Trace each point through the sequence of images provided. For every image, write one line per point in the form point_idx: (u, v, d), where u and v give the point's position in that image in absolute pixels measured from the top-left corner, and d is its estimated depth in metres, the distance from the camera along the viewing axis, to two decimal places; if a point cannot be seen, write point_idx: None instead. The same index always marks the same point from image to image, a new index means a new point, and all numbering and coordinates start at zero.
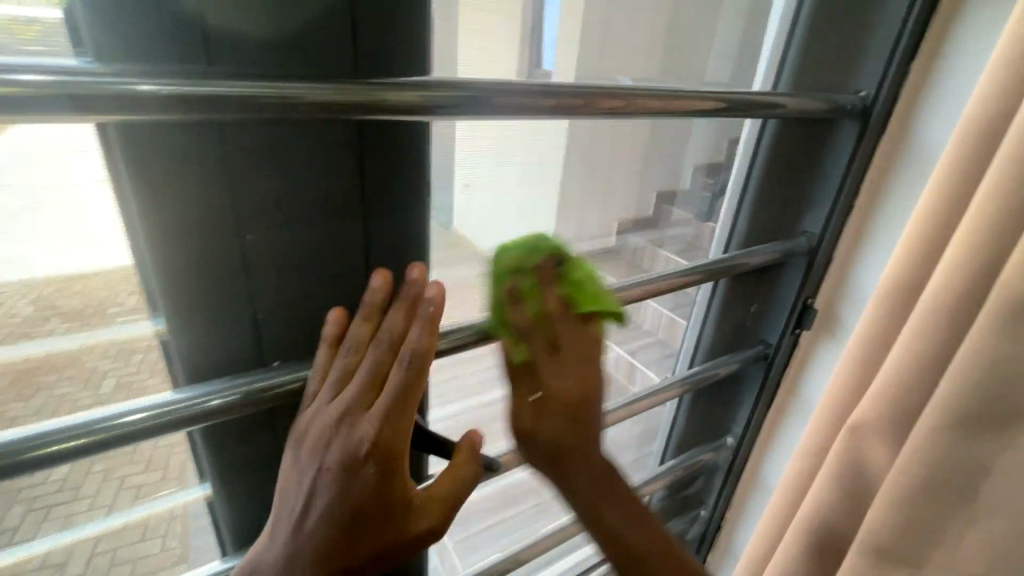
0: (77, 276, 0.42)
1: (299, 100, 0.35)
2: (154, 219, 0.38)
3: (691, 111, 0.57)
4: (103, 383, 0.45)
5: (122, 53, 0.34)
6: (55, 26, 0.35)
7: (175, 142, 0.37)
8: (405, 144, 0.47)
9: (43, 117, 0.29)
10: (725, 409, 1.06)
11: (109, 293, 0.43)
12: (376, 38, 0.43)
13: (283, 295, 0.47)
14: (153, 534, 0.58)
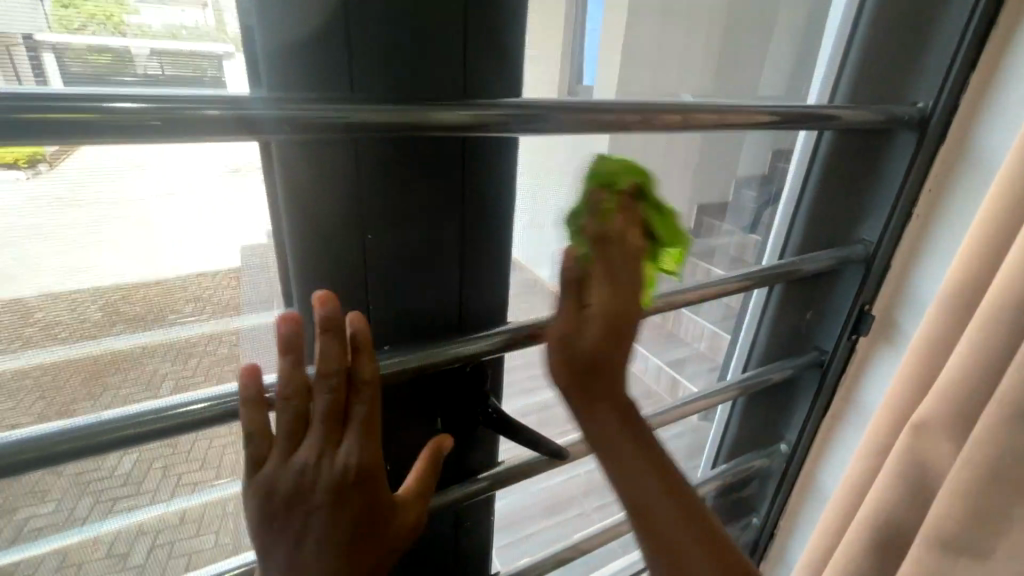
0: (143, 283, 0.44)
1: (377, 123, 0.38)
2: (295, 224, 0.45)
3: (749, 124, 0.56)
4: (163, 384, 0.47)
5: (282, 83, 0.39)
6: (129, 57, 0.37)
7: (319, 154, 0.43)
8: (495, 160, 0.51)
9: (121, 131, 0.32)
10: (780, 414, 1.03)
11: (168, 302, 0.45)
12: (475, 61, 0.45)
13: (387, 292, 0.52)
14: (208, 528, 0.60)
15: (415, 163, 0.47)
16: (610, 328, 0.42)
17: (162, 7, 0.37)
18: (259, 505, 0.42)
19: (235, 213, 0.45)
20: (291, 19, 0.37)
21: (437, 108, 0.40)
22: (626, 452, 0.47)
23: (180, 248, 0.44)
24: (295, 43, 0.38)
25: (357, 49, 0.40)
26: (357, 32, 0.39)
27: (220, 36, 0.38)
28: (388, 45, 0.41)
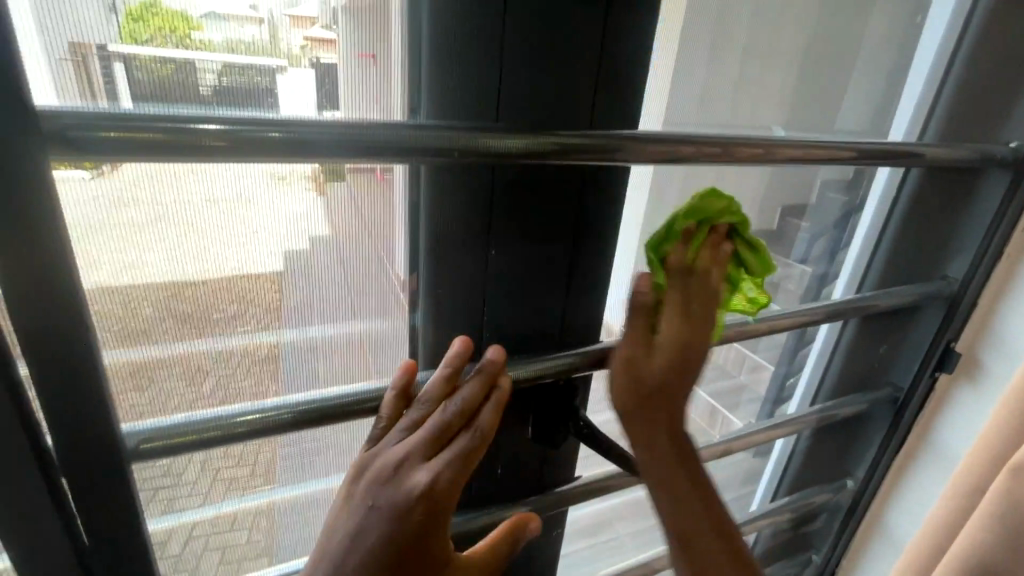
0: (188, 282, 0.46)
1: (478, 147, 0.41)
2: (438, 227, 0.51)
3: (829, 160, 0.57)
4: (207, 381, 0.49)
5: (439, 104, 0.46)
6: (188, 65, 0.39)
7: (467, 173, 0.49)
8: (609, 194, 0.56)
9: (197, 147, 0.34)
10: (848, 449, 1.01)
11: (213, 302, 0.47)
12: (605, 95, 0.50)
13: (512, 304, 0.58)
14: (241, 525, 0.62)
15: (546, 185, 0.52)
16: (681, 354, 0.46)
17: (225, 24, 0.39)
18: (345, 488, 0.44)
19: (275, 220, 0.47)
20: (455, 49, 0.44)
21: (552, 136, 0.43)
22: (675, 492, 0.48)
23: (224, 249, 0.46)
24: (451, 71, 0.44)
25: (507, 77, 0.46)
26: (514, 60, 0.45)
27: (272, 51, 0.41)
28: (525, 74, 0.46)
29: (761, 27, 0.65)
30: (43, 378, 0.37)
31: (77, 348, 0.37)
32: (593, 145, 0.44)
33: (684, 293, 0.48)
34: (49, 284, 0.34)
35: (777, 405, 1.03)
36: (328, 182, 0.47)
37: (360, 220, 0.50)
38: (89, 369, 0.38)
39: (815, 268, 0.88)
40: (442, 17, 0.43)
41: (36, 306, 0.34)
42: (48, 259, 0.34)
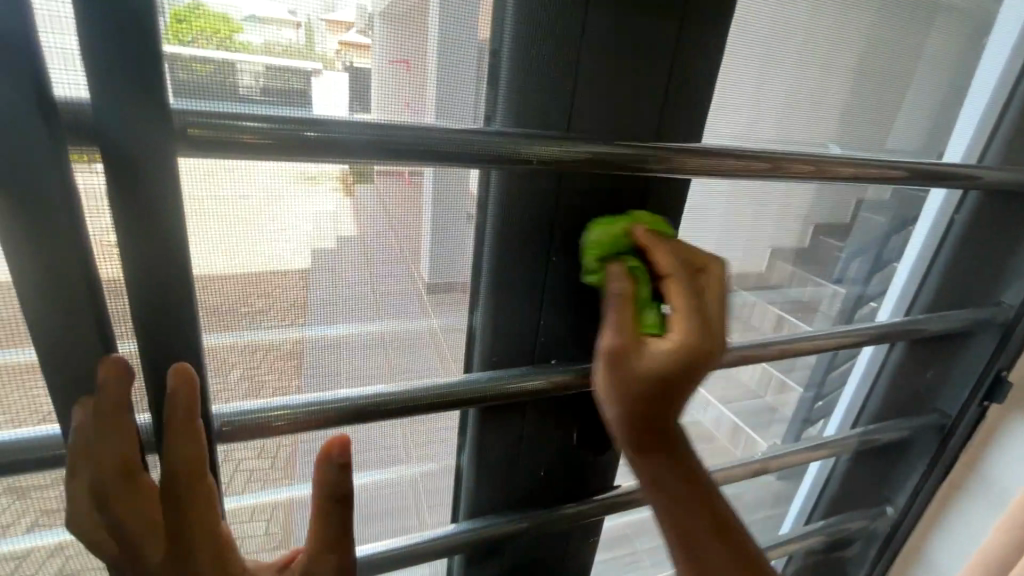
0: (219, 275, 0.47)
1: (553, 158, 0.45)
2: (505, 236, 0.55)
3: (879, 178, 0.60)
4: (232, 372, 0.51)
5: (512, 114, 0.50)
6: (230, 65, 0.40)
7: (537, 181, 0.53)
8: (673, 207, 0.60)
9: (240, 145, 0.37)
10: (889, 477, 1.01)
11: (241, 296, 0.48)
12: (673, 111, 0.54)
13: (566, 312, 0.61)
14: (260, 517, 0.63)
15: (609, 202, 0.57)
16: (688, 362, 0.46)
17: (262, 26, 0.40)
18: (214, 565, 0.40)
19: (304, 215, 0.48)
20: (532, 62, 0.48)
21: (617, 145, 0.47)
22: (659, 464, 0.52)
23: (256, 243, 0.47)
24: (529, 87, 0.49)
25: (579, 93, 0.50)
26: (585, 78, 0.50)
27: (310, 54, 0.43)
28: (597, 94, 0.50)
29: (815, 41, 0.64)
30: (153, 362, 0.40)
31: (175, 337, 0.40)
32: (648, 153, 0.48)
33: (689, 275, 0.48)
34: (163, 281, 0.37)
35: (802, 426, 1.01)
36: (355, 183, 0.49)
37: (387, 219, 0.51)
38: (185, 356, 0.40)
39: (849, 290, 0.86)
40: (524, 40, 0.47)
41: (149, 298, 0.37)
42: (161, 258, 0.36)
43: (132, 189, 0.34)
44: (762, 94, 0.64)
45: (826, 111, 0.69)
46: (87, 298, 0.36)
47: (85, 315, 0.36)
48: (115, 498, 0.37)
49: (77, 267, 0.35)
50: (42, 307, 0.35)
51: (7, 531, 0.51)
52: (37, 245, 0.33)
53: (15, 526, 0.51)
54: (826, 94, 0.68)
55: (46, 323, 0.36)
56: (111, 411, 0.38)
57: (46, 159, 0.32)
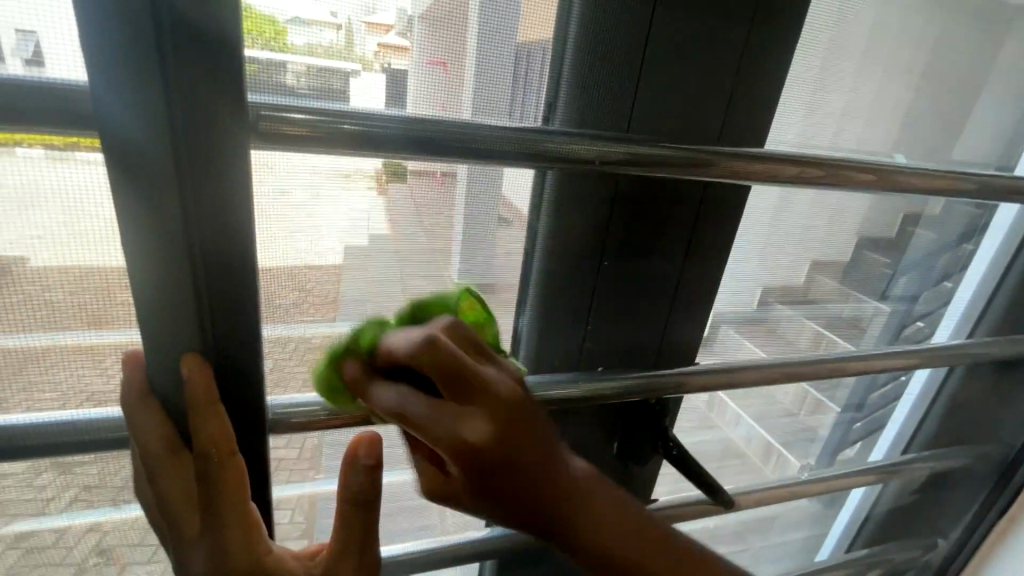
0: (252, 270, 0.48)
1: (617, 157, 0.47)
2: (556, 238, 0.58)
3: (947, 189, 0.61)
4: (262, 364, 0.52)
5: (575, 116, 0.52)
6: (272, 65, 0.40)
7: (590, 182, 0.55)
8: (727, 212, 0.62)
9: (313, 139, 0.39)
10: (936, 502, 1.01)
11: (272, 290, 0.49)
12: (737, 117, 0.56)
13: (614, 313, 0.64)
14: (284, 506, 0.64)
15: (659, 205, 0.59)
16: (455, 454, 0.47)
17: (306, 28, 0.41)
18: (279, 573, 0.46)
19: (339, 214, 0.49)
20: (595, 69, 0.50)
21: (672, 148, 0.49)
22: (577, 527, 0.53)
23: (291, 240, 0.48)
24: (590, 90, 0.51)
25: (641, 98, 0.53)
26: (649, 82, 0.52)
27: (349, 54, 0.43)
28: (660, 99, 0.53)
29: (883, 52, 0.62)
30: (213, 343, 0.42)
31: (229, 320, 0.41)
32: (698, 159, 0.49)
33: (441, 367, 0.46)
34: (230, 271, 0.39)
35: (837, 449, 0.97)
36: (388, 181, 0.49)
37: (418, 220, 0.52)
38: (242, 336, 0.42)
39: (895, 308, 0.83)
40: (588, 52, 0.50)
41: (215, 286, 0.39)
42: (220, 245, 0.38)
43: (196, 179, 0.35)
44: (815, 104, 0.62)
45: (879, 123, 0.67)
46: (176, 281, 0.38)
47: (180, 295, 0.39)
48: (171, 469, 0.44)
49: (173, 254, 0.37)
50: (140, 284, 0.38)
51: (50, 504, 0.53)
52: (146, 230, 0.36)
53: (59, 500, 0.53)
54: (882, 105, 0.66)
55: (144, 298, 0.39)
56: (203, 403, 0.42)
57: (138, 153, 0.34)
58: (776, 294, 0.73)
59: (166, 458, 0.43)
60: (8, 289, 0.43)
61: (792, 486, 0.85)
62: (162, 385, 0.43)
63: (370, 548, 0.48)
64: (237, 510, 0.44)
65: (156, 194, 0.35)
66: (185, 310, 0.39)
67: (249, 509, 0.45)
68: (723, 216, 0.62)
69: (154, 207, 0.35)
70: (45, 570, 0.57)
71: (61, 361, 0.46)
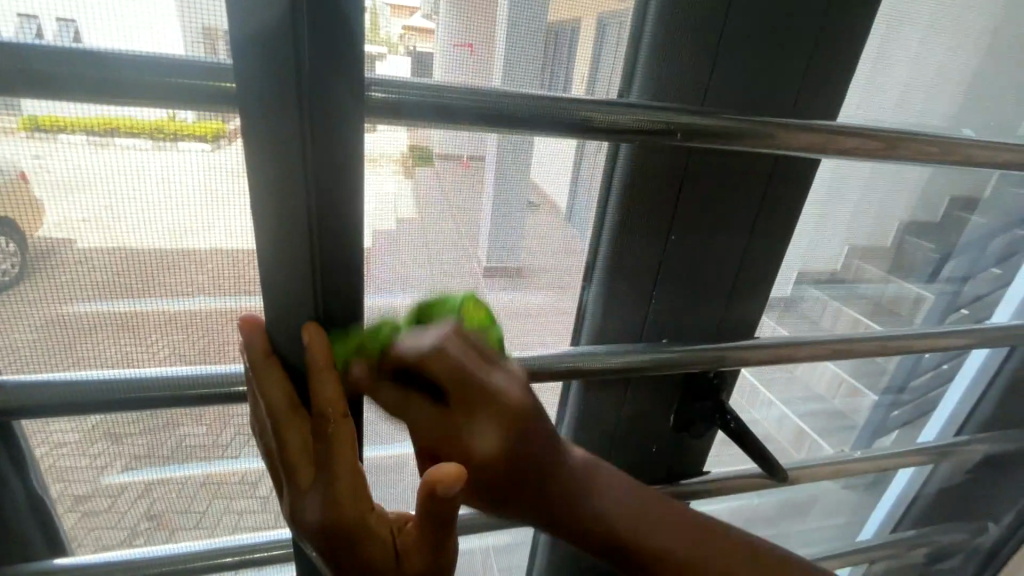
0: None
1: (682, 131, 0.46)
2: (624, 213, 0.58)
3: (1012, 164, 0.58)
4: None
5: (648, 90, 0.52)
6: None
7: (662, 157, 0.55)
8: (802, 183, 0.60)
9: (397, 113, 0.39)
10: (981, 491, 0.99)
11: None
12: (812, 87, 0.55)
13: (675, 293, 0.64)
14: None
15: (734, 179, 0.58)
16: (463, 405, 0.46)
17: None
18: (372, 545, 0.42)
19: (368, 200, 0.49)
20: (670, 44, 0.50)
21: (747, 120, 0.48)
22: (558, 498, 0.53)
23: None
24: (664, 63, 0.51)
25: (718, 70, 0.52)
26: (730, 52, 0.52)
27: (374, 38, 0.42)
28: (734, 73, 0.53)
29: (945, 18, 0.58)
30: (329, 312, 0.42)
31: (347, 301, 0.42)
32: (772, 131, 0.48)
33: (455, 374, 0.44)
34: (349, 252, 0.39)
35: (876, 434, 0.95)
36: (415, 165, 0.49)
37: (447, 203, 0.52)
38: (353, 306, 0.42)
39: (944, 290, 0.80)
40: (673, 25, 0.49)
41: (334, 266, 0.39)
42: (342, 227, 0.38)
43: (332, 160, 0.35)
44: (870, 75, 0.58)
45: (938, 95, 0.63)
46: (298, 256, 0.38)
47: (300, 274, 0.39)
48: (291, 424, 0.41)
49: (299, 233, 0.37)
50: (267, 262, 0.39)
51: (106, 469, 0.57)
52: (270, 211, 0.36)
53: (112, 467, 0.57)
54: (941, 79, 0.62)
55: (269, 277, 0.39)
56: (323, 364, 0.39)
57: (272, 138, 0.33)
58: (811, 276, 0.70)
59: (287, 412, 0.42)
60: (56, 269, 0.45)
61: (830, 469, 0.84)
62: (284, 338, 0.42)
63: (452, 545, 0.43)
64: (348, 466, 0.40)
65: (280, 168, 0.34)
66: (302, 289, 0.40)
67: (362, 472, 0.41)
68: (792, 189, 0.60)
69: (283, 190, 0.35)
70: (101, 532, 0.60)
71: (106, 337, 0.49)
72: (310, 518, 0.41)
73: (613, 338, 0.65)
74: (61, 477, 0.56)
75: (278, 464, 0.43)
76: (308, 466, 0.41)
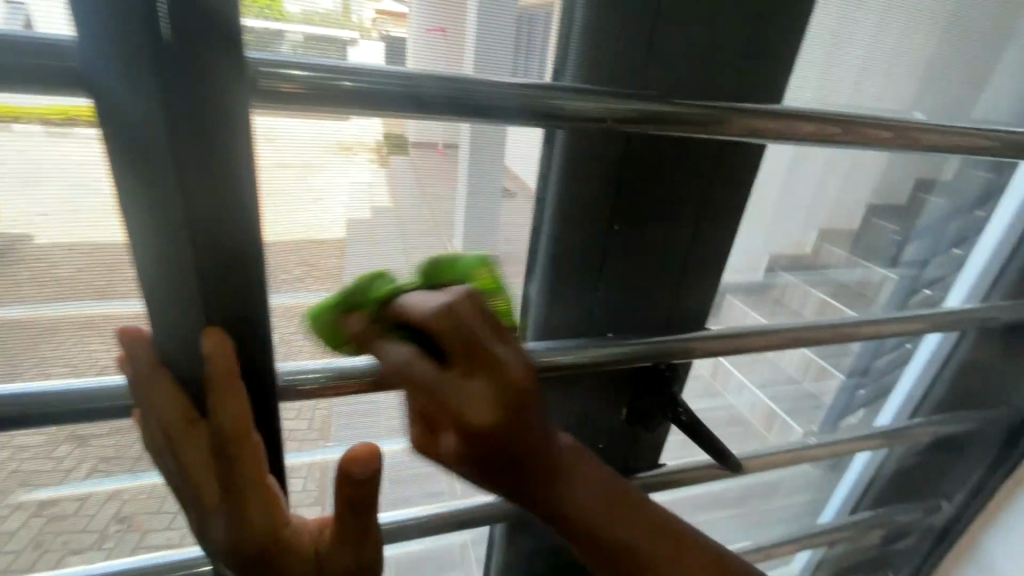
0: (270, 240, 0.48)
1: (630, 116, 0.46)
2: (563, 202, 0.56)
3: (964, 148, 0.60)
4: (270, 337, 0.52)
5: (582, 70, 0.50)
6: (271, 34, 0.40)
7: (601, 142, 0.53)
8: (748, 169, 0.59)
9: (354, 103, 0.38)
10: (940, 467, 1.04)
11: (281, 263, 0.49)
12: (767, 71, 0.55)
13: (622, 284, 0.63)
14: (297, 473, 0.65)
15: (681, 169, 0.57)
16: (507, 406, 0.47)
17: None
18: (292, 558, 0.45)
19: (341, 187, 0.49)
20: (603, 25, 0.48)
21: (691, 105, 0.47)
22: (574, 488, 0.53)
23: (292, 213, 0.48)
24: (597, 41, 0.49)
25: (654, 50, 0.51)
26: (664, 32, 0.50)
27: (346, 23, 0.43)
28: (671, 52, 0.51)
29: (901, 5, 0.60)
30: (213, 307, 0.40)
31: (244, 288, 0.40)
32: (719, 117, 0.48)
33: (467, 331, 0.44)
34: (241, 246, 0.38)
35: (841, 414, 0.98)
36: (391, 153, 0.49)
37: (421, 191, 0.52)
38: (243, 297, 0.40)
39: (904, 273, 0.82)
40: (603, 6, 0.48)
41: (226, 260, 0.38)
42: (226, 219, 0.37)
43: (200, 147, 0.34)
44: (830, 61, 0.60)
45: (895, 82, 0.65)
46: (178, 249, 0.37)
47: (184, 265, 0.37)
48: (187, 444, 0.42)
49: (177, 225, 0.36)
50: (145, 257, 0.37)
51: (70, 473, 0.55)
52: (145, 208, 0.35)
53: (78, 470, 0.55)
54: (900, 63, 0.64)
55: (152, 278, 0.38)
56: (223, 377, 0.40)
57: (133, 131, 0.33)
58: (782, 262, 0.72)
59: (183, 428, 0.42)
60: (14, 265, 0.43)
61: (801, 450, 0.86)
62: (173, 351, 0.41)
63: (371, 540, 0.46)
64: (255, 479, 0.43)
65: (149, 155, 0.33)
66: (187, 280, 0.38)
67: (269, 484, 0.44)
68: (740, 177, 0.59)
69: (146, 182, 0.34)
70: (69, 536, 0.58)
71: (69, 337, 0.47)
72: (222, 532, 0.43)
73: (560, 330, 0.64)
74: (23, 482, 0.54)
75: (180, 486, 0.44)
76: (211, 485, 0.43)
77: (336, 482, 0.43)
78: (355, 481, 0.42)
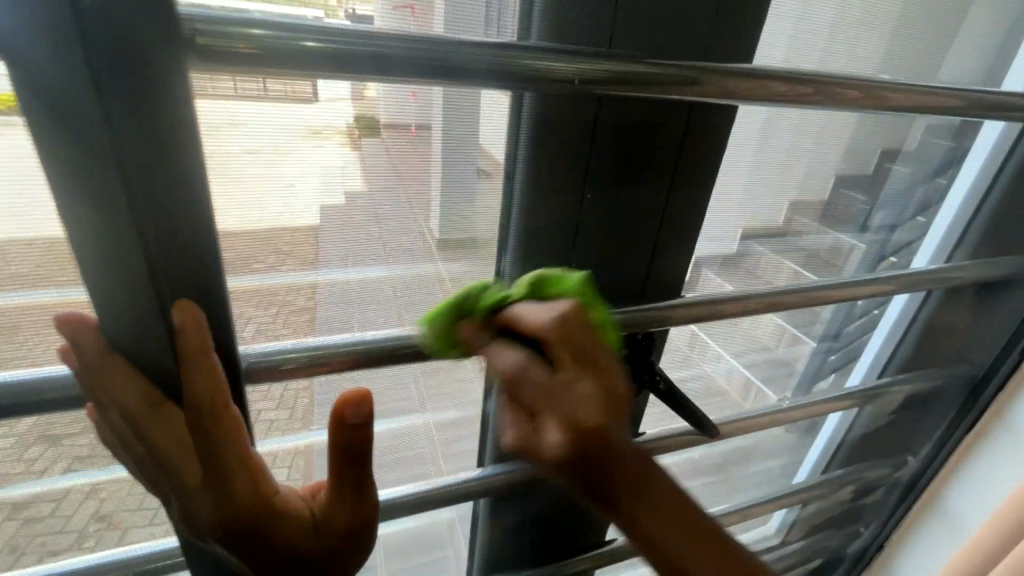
0: (229, 232, 0.46)
1: (596, 76, 0.45)
2: (535, 172, 0.55)
3: (929, 108, 0.61)
4: (246, 327, 0.51)
5: (552, 29, 0.48)
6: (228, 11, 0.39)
7: (570, 109, 0.52)
8: (720, 134, 0.59)
9: (313, 69, 0.38)
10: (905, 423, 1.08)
11: (254, 251, 0.48)
12: (732, 34, 0.53)
13: (597, 253, 0.62)
14: (281, 463, 0.64)
15: (651, 135, 0.56)
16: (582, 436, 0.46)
17: None
18: (293, 519, 0.45)
19: (312, 170, 0.47)
20: None
21: (657, 66, 0.47)
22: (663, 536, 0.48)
23: (263, 199, 0.47)
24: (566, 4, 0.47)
25: (624, 9, 0.49)
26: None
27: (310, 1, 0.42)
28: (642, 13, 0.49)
29: None
30: (169, 290, 0.39)
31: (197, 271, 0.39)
32: (685, 78, 0.48)
33: (570, 346, 0.47)
34: (187, 240, 0.38)
35: (813, 378, 1.01)
36: (362, 136, 0.48)
37: (393, 171, 0.51)
38: (205, 275, 0.40)
39: (872, 239, 0.84)
40: None
41: (174, 254, 0.38)
42: (177, 219, 0.36)
43: (137, 125, 0.33)
44: (796, 28, 0.60)
45: (860, 49, 0.66)
46: (123, 230, 0.35)
47: (130, 247, 0.36)
48: (154, 423, 0.41)
49: (119, 201, 0.34)
50: (96, 236, 0.36)
51: (44, 473, 0.53)
52: (91, 212, 0.35)
53: (52, 470, 0.53)
54: (865, 32, 0.64)
55: (103, 280, 0.38)
56: (196, 353, 0.40)
57: (76, 119, 0.32)
58: (754, 232, 0.73)
59: (146, 407, 0.41)
60: None
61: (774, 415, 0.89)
62: (127, 340, 0.40)
63: (365, 491, 0.47)
64: (240, 448, 0.42)
65: (94, 133, 0.32)
66: (133, 262, 0.36)
67: (253, 454, 0.44)
68: (710, 142, 0.59)
69: (88, 159, 0.33)
70: (46, 538, 0.57)
71: (31, 333, 0.45)
72: (207, 507, 0.42)
73: None
74: None
75: (153, 470, 0.43)
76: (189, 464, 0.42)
77: (331, 434, 0.44)
78: (359, 424, 0.43)
